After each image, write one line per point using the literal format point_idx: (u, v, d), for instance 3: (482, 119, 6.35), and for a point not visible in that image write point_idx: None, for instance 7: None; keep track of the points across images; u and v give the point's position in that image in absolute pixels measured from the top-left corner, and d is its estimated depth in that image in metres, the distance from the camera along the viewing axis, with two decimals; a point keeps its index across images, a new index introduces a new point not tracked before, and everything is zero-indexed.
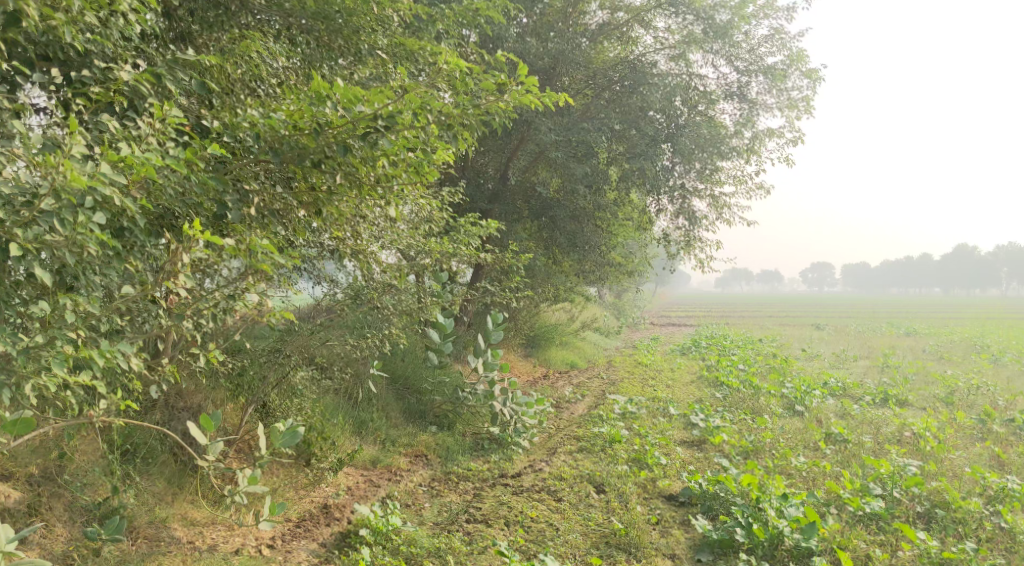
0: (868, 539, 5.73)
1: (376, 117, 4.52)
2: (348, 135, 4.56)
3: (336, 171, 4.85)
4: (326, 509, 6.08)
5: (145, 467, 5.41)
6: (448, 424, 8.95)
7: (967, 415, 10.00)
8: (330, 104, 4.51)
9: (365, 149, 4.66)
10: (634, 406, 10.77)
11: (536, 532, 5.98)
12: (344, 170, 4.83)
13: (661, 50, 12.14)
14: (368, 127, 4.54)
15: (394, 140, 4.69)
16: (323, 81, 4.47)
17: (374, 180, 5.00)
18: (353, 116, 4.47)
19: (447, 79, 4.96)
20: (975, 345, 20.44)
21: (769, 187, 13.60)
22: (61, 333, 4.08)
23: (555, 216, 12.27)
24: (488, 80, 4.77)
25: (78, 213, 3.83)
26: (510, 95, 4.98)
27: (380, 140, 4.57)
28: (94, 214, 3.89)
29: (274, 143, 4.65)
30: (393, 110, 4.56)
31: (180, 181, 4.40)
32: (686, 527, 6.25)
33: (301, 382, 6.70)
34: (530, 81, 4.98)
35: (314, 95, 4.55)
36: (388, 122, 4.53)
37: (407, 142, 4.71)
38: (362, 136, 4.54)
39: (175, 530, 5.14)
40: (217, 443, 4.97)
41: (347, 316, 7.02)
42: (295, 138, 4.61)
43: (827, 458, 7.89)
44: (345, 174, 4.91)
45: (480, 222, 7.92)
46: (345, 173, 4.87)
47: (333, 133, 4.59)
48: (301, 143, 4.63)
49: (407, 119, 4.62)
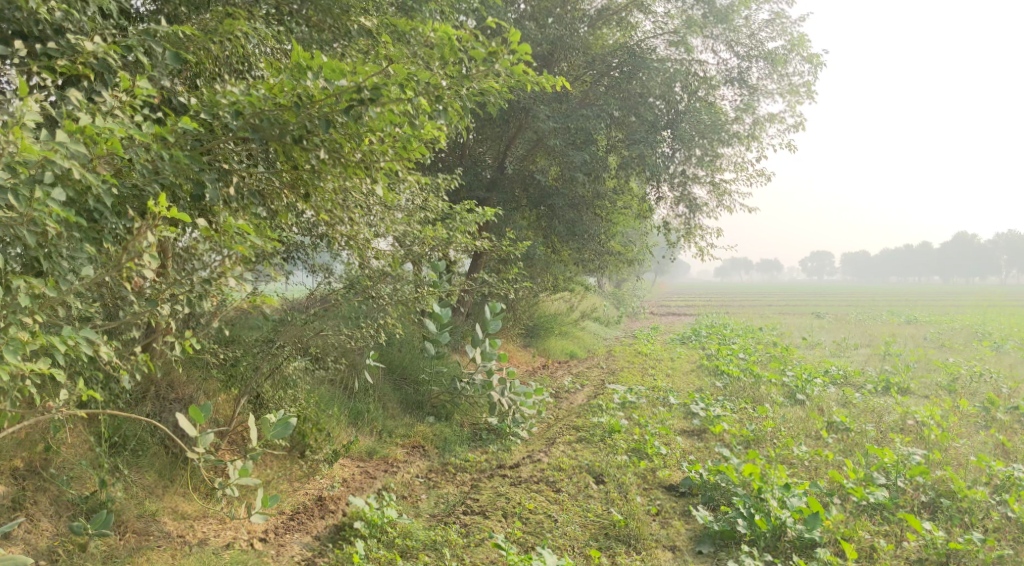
0: (872, 529, 5.63)
1: (361, 89, 4.34)
2: (332, 109, 4.39)
3: (321, 149, 4.70)
4: (320, 502, 5.98)
5: (134, 459, 5.31)
6: (446, 414, 8.84)
7: (971, 403, 9.89)
8: (311, 76, 4.35)
9: (350, 124, 4.50)
10: (634, 395, 10.68)
11: (534, 524, 5.88)
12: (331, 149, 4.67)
13: (661, 35, 11.97)
14: (352, 99, 4.36)
15: (381, 116, 4.53)
16: (304, 52, 4.31)
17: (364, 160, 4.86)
18: (335, 88, 4.30)
19: (437, 51, 4.79)
20: (977, 333, 20.36)
21: (769, 174, 13.47)
22: (15, 317, 3.94)
23: (554, 204, 12.13)
24: (476, 51, 4.60)
25: (34, 188, 3.69)
26: (499, 64, 4.81)
27: (364, 113, 4.40)
28: (53, 190, 3.75)
29: (253, 119, 4.47)
30: (377, 82, 4.39)
31: (161, 164, 4.26)
32: (687, 517, 6.15)
33: (294, 373, 6.55)
34: (522, 57, 4.82)
35: (295, 66, 4.39)
36: (372, 95, 4.36)
37: (394, 117, 4.54)
38: (345, 109, 4.37)
39: (165, 524, 5.03)
40: (208, 435, 4.85)
41: (341, 305, 6.88)
42: (279, 115, 4.45)
43: (830, 447, 7.80)
44: (331, 153, 4.76)
45: (476, 209, 7.78)
46: (330, 150, 4.73)
47: (315, 106, 4.42)
48: (282, 118, 4.46)
49: (393, 92, 4.46)
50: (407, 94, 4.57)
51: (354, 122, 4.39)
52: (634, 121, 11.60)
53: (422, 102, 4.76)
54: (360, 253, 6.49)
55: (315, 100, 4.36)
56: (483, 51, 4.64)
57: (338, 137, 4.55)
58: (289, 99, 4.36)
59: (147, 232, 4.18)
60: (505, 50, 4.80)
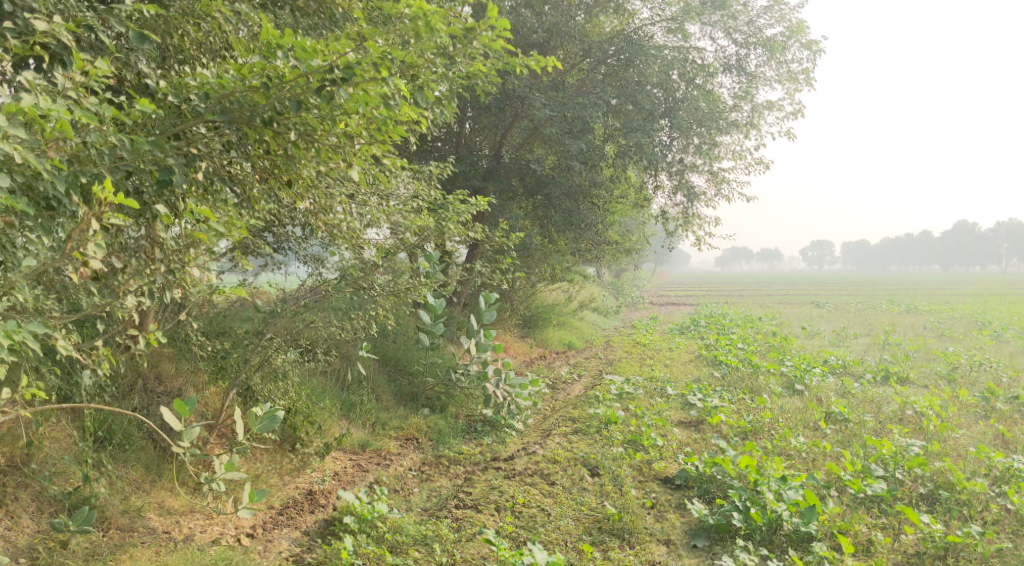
0: (869, 522, 5.56)
1: (333, 69, 4.21)
2: (303, 91, 4.29)
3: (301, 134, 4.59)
4: (310, 496, 5.91)
5: (119, 453, 5.22)
6: (440, 406, 8.75)
7: (971, 393, 9.81)
8: (280, 54, 4.29)
9: (325, 107, 4.39)
10: (631, 386, 10.59)
11: (527, 518, 5.80)
12: (308, 134, 4.55)
13: (658, 22, 11.81)
14: (324, 80, 4.24)
15: (357, 99, 4.41)
16: (274, 30, 4.19)
17: (345, 146, 4.74)
18: (305, 66, 4.19)
19: (414, 30, 4.66)
20: (978, 322, 20.25)
21: (768, 162, 13.36)
22: None
23: (550, 193, 12.00)
24: (454, 29, 4.48)
25: None
26: (478, 41, 4.68)
27: (336, 93, 4.28)
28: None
29: (223, 101, 4.38)
30: (350, 61, 4.27)
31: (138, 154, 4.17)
32: (682, 510, 6.07)
33: (284, 365, 6.43)
34: (503, 36, 4.69)
35: (265, 46, 4.27)
36: (345, 76, 4.24)
37: (369, 98, 4.40)
38: (317, 90, 4.25)
39: (150, 520, 4.96)
40: (193, 429, 4.78)
41: (332, 296, 6.76)
42: (249, 97, 4.34)
43: (828, 438, 7.72)
44: (307, 137, 4.63)
45: (468, 198, 7.66)
46: (311, 136, 4.62)
47: (283, 87, 4.32)
48: (251, 99, 4.36)
49: (365, 72, 4.34)
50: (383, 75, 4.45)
51: (326, 104, 4.27)
52: (632, 110, 11.51)
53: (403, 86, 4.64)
54: (347, 242, 6.38)
55: (285, 80, 4.26)
56: (461, 30, 4.51)
57: (311, 120, 4.42)
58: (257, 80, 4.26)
59: (92, 220, 3.95)
60: (486, 31, 4.68)
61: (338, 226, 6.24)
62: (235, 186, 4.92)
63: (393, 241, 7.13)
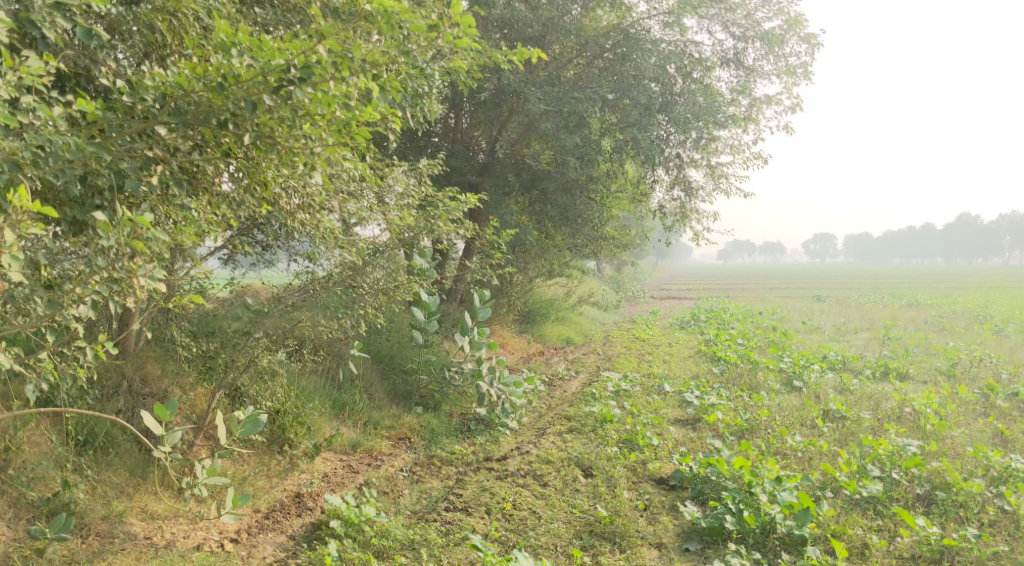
0: (864, 525, 5.47)
1: (290, 69, 4.05)
2: (258, 91, 4.10)
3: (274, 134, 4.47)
4: (297, 499, 5.83)
5: (102, 457, 5.14)
6: (434, 405, 8.66)
7: (970, 389, 9.71)
8: (235, 53, 4.08)
9: (283, 107, 4.21)
10: (628, 383, 10.49)
11: (517, 521, 5.72)
12: (267, 136, 4.38)
13: (655, 16, 11.65)
14: (282, 80, 4.08)
15: (315, 98, 4.24)
16: (224, 27, 3.99)
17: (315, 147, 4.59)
18: (260, 65, 4.02)
19: (376, 24, 4.50)
20: (979, 315, 20.12)
21: (767, 156, 13.26)
22: None
23: (547, 188, 11.86)
24: (419, 25, 4.33)
25: None
26: (442, 39, 4.54)
27: (294, 93, 4.10)
28: None
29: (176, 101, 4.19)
30: (309, 60, 4.12)
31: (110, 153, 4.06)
32: (675, 513, 5.99)
33: (271, 365, 6.34)
34: (469, 33, 4.55)
35: (217, 44, 4.09)
36: (302, 75, 4.06)
37: (327, 98, 4.24)
38: (275, 89, 4.09)
39: (132, 525, 4.88)
40: (174, 433, 4.70)
41: (320, 295, 6.68)
42: (201, 97, 4.17)
43: (825, 437, 7.62)
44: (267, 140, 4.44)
45: (459, 195, 7.53)
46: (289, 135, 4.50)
47: (237, 88, 4.13)
48: (206, 99, 4.16)
49: (326, 70, 4.19)
50: (343, 73, 4.29)
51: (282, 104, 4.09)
52: (628, 104, 11.23)
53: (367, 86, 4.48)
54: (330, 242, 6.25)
55: (238, 80, 4.07)
56: (426, 25, 4.36)
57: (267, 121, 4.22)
58: (209, 80, 4.07)
59: (8, 229, 3.69)
60: (452, 27, 4.53)
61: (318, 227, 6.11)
62: (213, 187, 4.80)
63: (384, 240, 7.06)
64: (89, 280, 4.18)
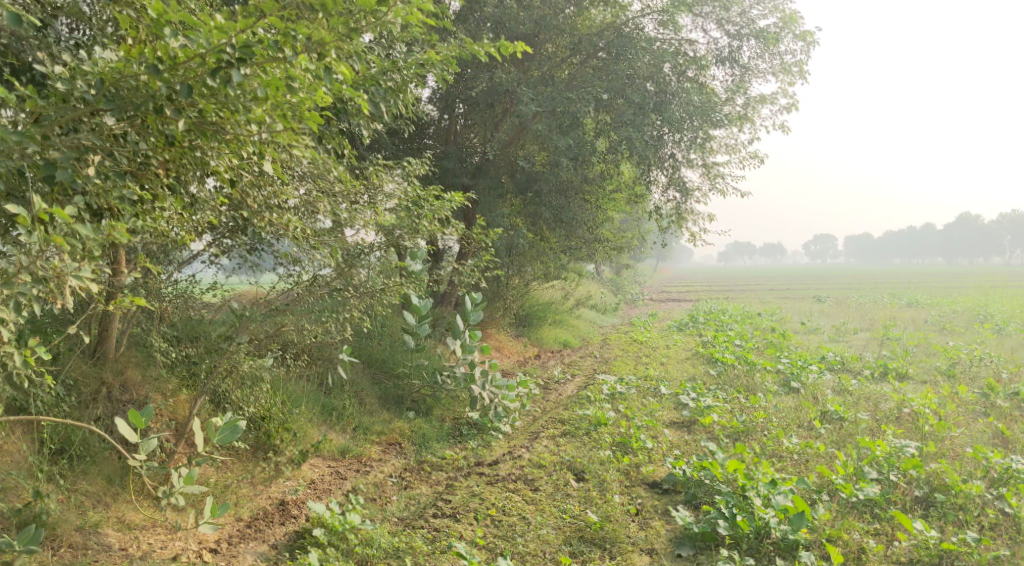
0: (861, 529, 5.34)
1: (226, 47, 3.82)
2: (197, 73, 3.92)
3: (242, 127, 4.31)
4: (281, 507, 5.71)
5: (78, 465, 5.04)
6: (426, 409, 8.51)
7: (970, 389, 9.57)
8: (166, 32, 3.83)
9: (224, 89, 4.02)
10: (624, 386, 10.36)
11: (505, 527, 5.59)
12: (208, 125, 4.18)
13: (649, 14, 11.52)
14: (220, 61, 3.86)
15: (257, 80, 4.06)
16: (156, 6, 3.78)
17: (269, 135, 4.42)
18: (197, 45, 3.82)
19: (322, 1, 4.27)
20: (979, 315, 20.04)
21: (763, 155, 13.13)
22: None
23: (540, 189, 11.73)
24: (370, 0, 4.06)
25: None
26: (395, 16, 4.28)
27: (233, 75, 3.92)
28: None
29: (112, 89, 3.96)
30: (249, 40, 3.91)
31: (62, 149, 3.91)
32: (668, 518, 5.88)
33: (255, 369, 6.22)
34: (424, 12, 4.34)
35: (151, 23, 3.89)
36: (241, 56, 3.85)
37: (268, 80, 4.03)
38: (212, 71, 3.88)
39: (107, 536, 4.77)
40: (150, 440, 4.58)
41: (305, 300, 6.61)
42: (137, 81, 3.91)
43: (822, 438, 7.50)
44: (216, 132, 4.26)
45: (447, 195, 7.40)
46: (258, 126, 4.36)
47: (174, 73, 3.93)
48: (140, 82, 3.93)
49: (268, 49, 4.00)
50: (286, 51, 4.09)
51: (221, 87, 3.89)
52: (622, 104, 11.17)
53: (313, 66, 4.29)
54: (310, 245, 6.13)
55: (175, 61, 3.87)
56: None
57: (208, 105, 4.03)
58: (140, 63, 3.80)
59: None
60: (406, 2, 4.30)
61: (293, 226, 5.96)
62: (183, 183, 4.67)
63: (372, 243, 6.96)
64: (16, 277, 3.91)
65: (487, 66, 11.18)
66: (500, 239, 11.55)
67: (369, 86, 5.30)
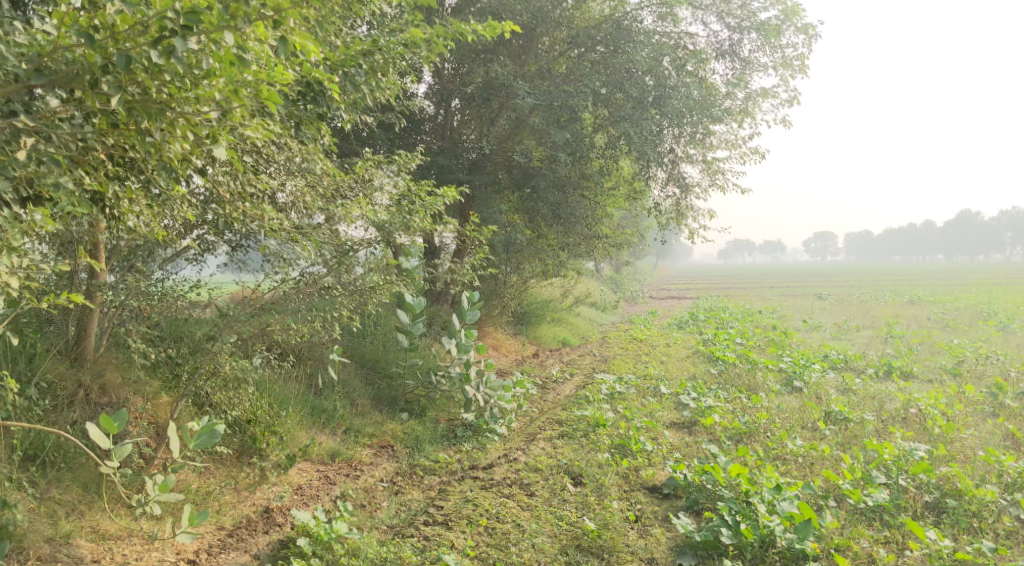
0: (871, 538, 5.13)
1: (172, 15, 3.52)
2: (137, 44, 3.65)
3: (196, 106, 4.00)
4: (266, 514, 5.51)
5: (50, 472, 4.86)
6: (420, 410, 8.27)
7: (977, 388, 9.35)
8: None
9: (171, 62, 3.73)
10: (623, 385, 10.12)
11: (499, 536, 5.37)
12: (152, 102, 3.86)
13: (648, 7, 11.22)
14: (164, 31, 3.57)
15: (204, 50, 3.76)
16: None
17: (227, 116, 4.13)
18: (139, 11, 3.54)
19: None
20: (982, 312, 19.88)
21: (765, 150, 12.90)
22: None
23: (537, 186, 11.46)
24: None
25: None
26: None
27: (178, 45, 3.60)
28: None
29: (45, 62, 3.68)
30: (197, 6, 3.59)
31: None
32: (668, 525, 5.66)
33: (238, 370, 5.98)
34: None
35: None
36: (186, 23, 3.57)
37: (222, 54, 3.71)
38: (155, 42, 3.59)
39: (80, 547, 4.55)
40: (124, 446, 4.35)
41: (291, 299, 6.38)
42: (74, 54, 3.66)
43: (827, 440, 7.27)
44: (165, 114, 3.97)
45: (439, 190, 7.15)
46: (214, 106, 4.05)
47: (115, 45, 3.67)
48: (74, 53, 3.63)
49: (217, 18, 3.71)
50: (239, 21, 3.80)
51: (163, 59, 3.60)
52: (621, 98, 10.93)
53: (272, 40, 4.01)
54: (295, 242, 5.91)
55: (113, 30, 3.60)
56: None
57: (147, 77, 3.73)
58: (74, 32, 3.54)
59: None
60: None
61: (273, 220, 5.72)
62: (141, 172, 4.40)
63: (362, 240, 6.74)
64: None
65: (482, 58, 10.96)
66: (497, 236, 11.32)
67: (350, 71, 5.05)
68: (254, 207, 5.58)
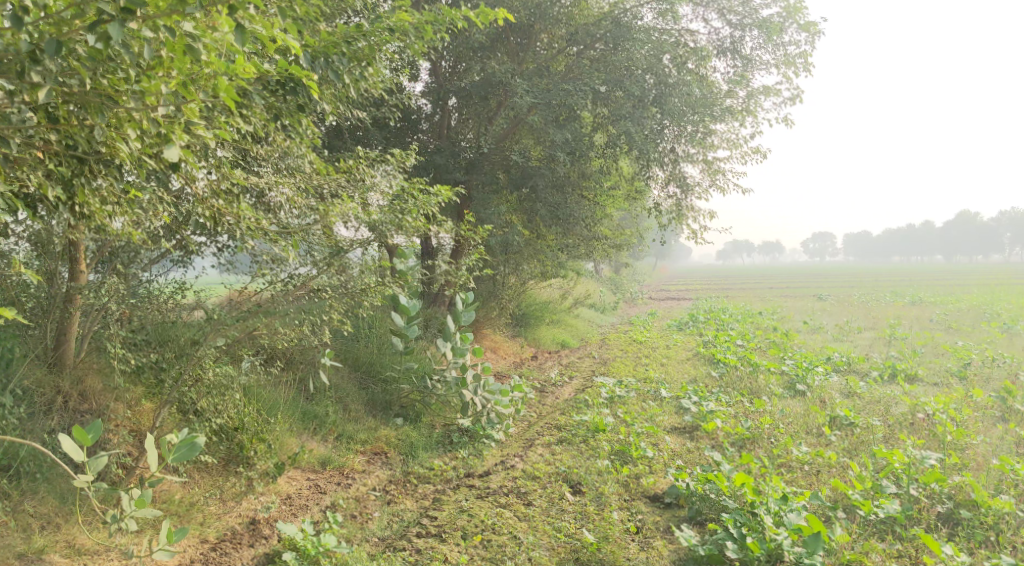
0: (884, 552, 4.93)
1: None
2: (74, 29, 3.42)
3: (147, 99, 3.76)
4: (252, 526, 5.34)
5: (26, 484, 4.64)
6: (415, 415, 8.06)
7: (986, 392, 9.12)
8: None
9: (115, 50, 3.49)
10: (623, 389, 9.89)
11: (495, 549, 5.18)
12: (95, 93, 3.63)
13: (648, 4, 11.01)
14: (101, 16, 3.33)
15: (152, 37, 3.53)
16: None
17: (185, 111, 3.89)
18: None
19: None
20: (985, 313, 19.70)
21: (767, 149, 12.68)
22: None
23: (536, 185, 11.24)
24: None
25: None
26: None
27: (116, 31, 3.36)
28: None
29: None
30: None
31: None
32: (670, 536, 5.46)
33: (222, 376, 5.80)
34: None
35: None
36: (127, 6, 3.33)
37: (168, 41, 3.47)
38: (91, 26, 3.35)
39: (53, 564, 4.35)
40: (100, 458, 4.13)
41: (279, 302, 6.20)
42: (4, 38, 3.43)
43: (833, 446, 7.06)
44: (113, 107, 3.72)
45: (432, 188, 6.93)
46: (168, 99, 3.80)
47: (55, 30, 3.44)
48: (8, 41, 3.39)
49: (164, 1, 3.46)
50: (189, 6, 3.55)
51: (102, 44, 3.38)
52: (620, 97, 10.65)
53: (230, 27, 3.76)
54: (281, 244, 5.70)
55: (44, 10, 3.36)
56: None
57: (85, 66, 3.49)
58: (4, 15, 3.31)
59: None
60: None
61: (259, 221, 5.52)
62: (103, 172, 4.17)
63: (353, 241, 6.54)
64: None
65: (480, 56, 10.78)
66: (494, 236, 11.05)
67: (332, 61, 4.81)
68: (234, 206, 5.37)
